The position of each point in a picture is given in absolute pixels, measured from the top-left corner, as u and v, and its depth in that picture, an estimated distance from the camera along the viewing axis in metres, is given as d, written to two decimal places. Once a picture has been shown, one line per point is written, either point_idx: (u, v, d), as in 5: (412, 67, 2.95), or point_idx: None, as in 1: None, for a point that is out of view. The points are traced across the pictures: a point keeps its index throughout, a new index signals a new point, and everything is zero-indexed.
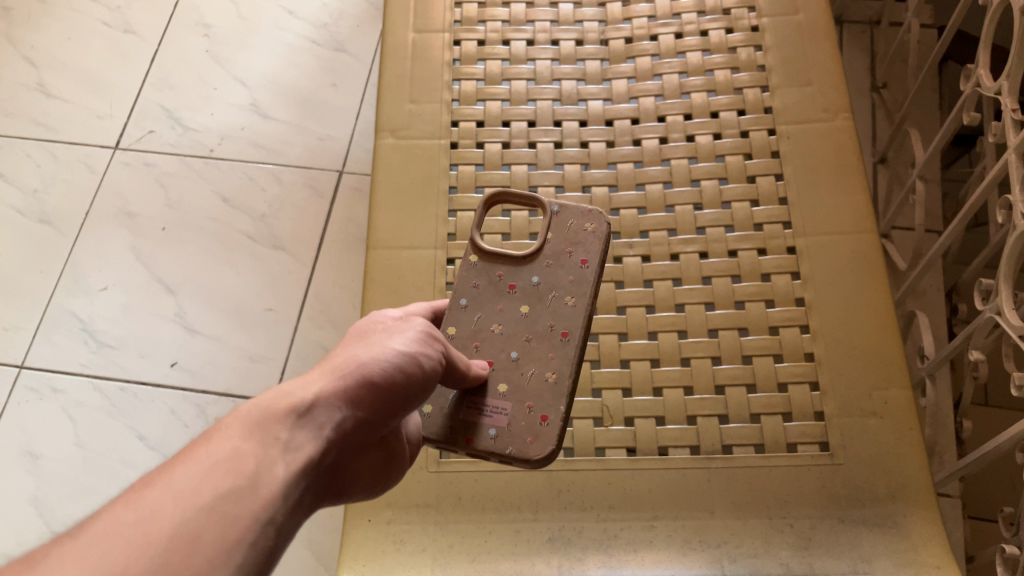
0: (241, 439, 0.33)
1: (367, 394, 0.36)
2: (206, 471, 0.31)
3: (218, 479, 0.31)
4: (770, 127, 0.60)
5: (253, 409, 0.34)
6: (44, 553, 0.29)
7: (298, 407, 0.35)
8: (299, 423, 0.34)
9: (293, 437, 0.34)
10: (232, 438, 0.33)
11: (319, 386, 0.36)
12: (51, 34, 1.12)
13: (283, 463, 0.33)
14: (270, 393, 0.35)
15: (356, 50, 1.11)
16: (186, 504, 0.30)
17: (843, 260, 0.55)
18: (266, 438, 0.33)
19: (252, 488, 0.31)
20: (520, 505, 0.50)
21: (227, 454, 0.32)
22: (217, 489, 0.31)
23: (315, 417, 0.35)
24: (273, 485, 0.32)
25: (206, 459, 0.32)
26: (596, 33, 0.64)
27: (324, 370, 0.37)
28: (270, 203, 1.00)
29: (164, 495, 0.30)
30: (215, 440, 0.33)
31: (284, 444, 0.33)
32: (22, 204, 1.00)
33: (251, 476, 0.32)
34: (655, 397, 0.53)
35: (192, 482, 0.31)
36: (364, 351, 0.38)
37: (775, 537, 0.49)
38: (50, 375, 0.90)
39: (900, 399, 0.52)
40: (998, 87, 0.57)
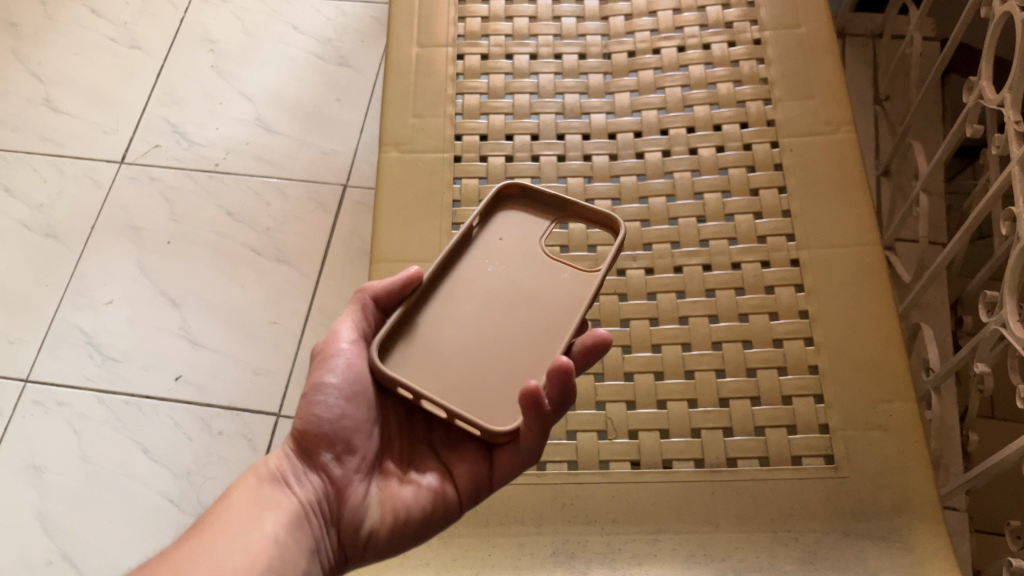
0: (226, 511, 0.43)
1: (312, 436, 0.45)
2: (200, 539, 0.41)
3: (211, 541, 0.41)
4: (773, 140, 0.60)
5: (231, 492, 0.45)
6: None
7: (266, 473, 0.45)
8: (270, 484, 0.44)
9: (269, 500, 0.44)
10: (218, 511, 0.43)
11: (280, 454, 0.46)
12: (58, 49, 1.13)
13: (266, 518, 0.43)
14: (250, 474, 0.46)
15: (361, 65, 1.11)
16: (188, 562, 0.39)
17: (847, 273, 0.55)
18: (249, 510, 0.43)
19: (242, 540, 0.41)
20: (524, 519, 0.50)
21: (216, 521, 0.42)
22: (209, 549, 0.40)
23: (281, 479, 0.45)
24: (261, 538, 0.42)
25: (199, 531, 0.41)
26: (598, 47, 0.64)
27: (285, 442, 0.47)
28: (275, 217, 1.01)
29: (167, 557, 0.40)
30: (211, 516, 0.43)
31: (265, 504, 0.44)
32: (29, 218, 1.00)
33: (240, 533, 0.41)
34: (659, 410, 0.53)
35: (187, 553, 0.40)
36: (300, 411, 0.46)
37: (780, 551, 0.48)
38: (55, 389, 0.90)
39: (905, 412, 0.51)
40: (1000, 100, 0.57)
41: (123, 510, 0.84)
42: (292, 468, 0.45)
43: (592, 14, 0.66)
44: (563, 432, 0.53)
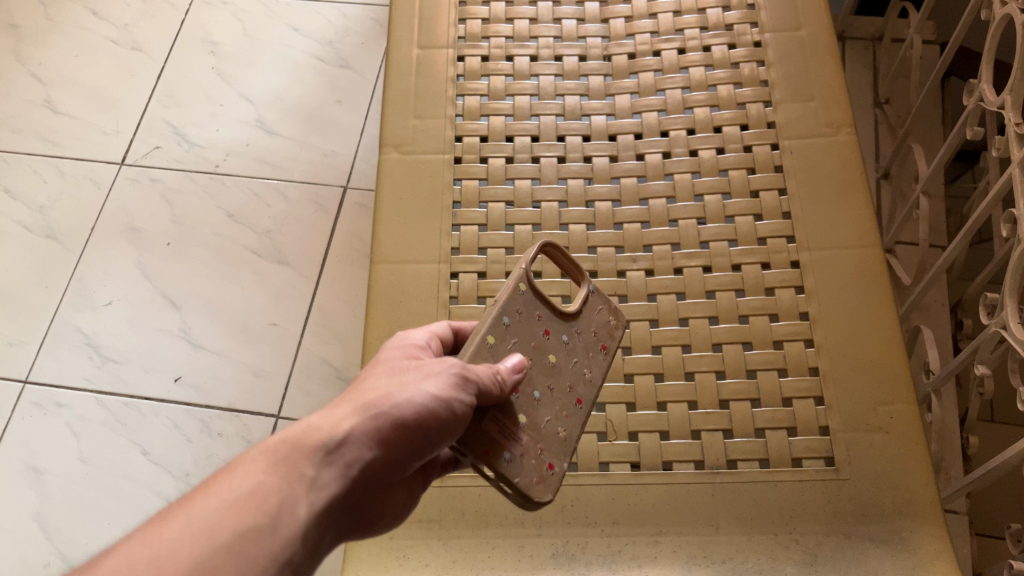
0: (261, 474, 0.34)
1: (400, 434, 0.36)
2: (225, 510, 0.33)
3: (237, 515, 0.33)
4: (773, 142, 0.60)
5: (274, 445, 0.36)
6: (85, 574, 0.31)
7: (326, 444, 0.36)
8: (327, 459, 0.36)
9: (318, 472, 0.35)
10: (252, 471, 0.35)
11: (351, 423, 0.36)
12: (58, 51, 1.13)
13: (307, 499, 0.35)
14: (297, 427, 0.36)
15: (362, 67, 1.11)
16: (206, 539, 0.32)
17: (847, 275, 0.55)
18: (292, 473, 0.35)
19: (273, 522, 0.33)
20: (524, 521, 0.50)
21: (248, 488, 0.34)
22: (232, 528, 0.32)
23: (339, 454, 0.36)
24: (294, 524, 0.34)
25: (226, 494, 0.33)
26: (599, 49, 0.64)
27: (357, 402, 0.37)
28: (275, 218, 1.01)
29: (183, 526, 0.32)
30: (238, 472, 0.34)
31: (309, 481, 0.35)
32: (30, 220, 1.00)
33: (275, 513, 0.34)
34: (659, 411, 0.53)
35: (213, 518, 0.33)
36: (399, 391, 0.37)
37: (781, 554, 0.48)
38: (55, 390, 0.90)
39: (906, 414, 0.51)
40: (1001, 101, 0.57)
41: (123, 513, 0.83)
42: (356, 449, 0.36)
43: (592, 16, 0.66)
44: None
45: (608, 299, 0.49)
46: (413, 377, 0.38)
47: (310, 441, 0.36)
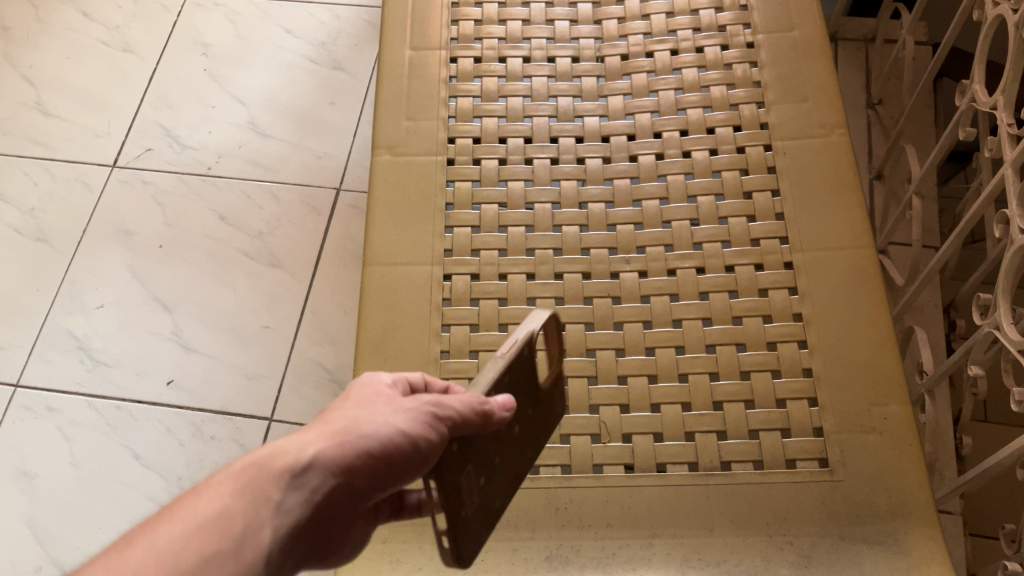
0: (227, 499, 0.33)
1: (365, 466, 0.35)
2: (189, 534, 0.31)
3: (201, 540, 0.31)
4: (766, 142, 0.60)
5: (242, 469, 0.34)
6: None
7: (292, 468, 0.34)
8: (292, 485, 0.34)
9: (283, 498, 0.34)
10: (218, 496, 0.33)
11: (318, 449, 0.35)
12: (49, 53, 1.12)
13: (272, 525, 0.33)
14: (264, 449, 0.35)
15: (354, 69, 1.11)
16: (168, 565, 0.30)
17: (840, 276, 0.55)
18: (257, 497, 0.33)
19: (236, 548, 0.32)
20: (517, 524, 0.50)
21: (213, 513, 0.32)
22: (195, 554, 0.31)
23: (304, 481, 0.34)
24: (256, 551, 0.32)
25: (191, 519, 0.32)
26: (591, 50, 0.64)
27: (324, 430, 0.36)
28: (267, 221, 1.00)
29: (145, 551, 0.31)
30: (202, 496, 0.33)
31: (274, 506, 0.34)
32: (20, 222, 1.00)
33: (237, 541, 0.32)
34: (653, 412, 0.52)
35: (177, 542, 0.31)
36: (368, 421, 0.36)
37: (775, 555, 0.48)
38: (45, 394, 0.89)
39: (899, 415, 0.51)
40: (994, 101, 0.56)
41: (114, 517, 0.83)
42: (320, 477, 0.35)
43: (585, 17, 0.65)
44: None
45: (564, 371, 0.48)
46: (384, 409, 0.37)
47: (275, 464, 0.34)
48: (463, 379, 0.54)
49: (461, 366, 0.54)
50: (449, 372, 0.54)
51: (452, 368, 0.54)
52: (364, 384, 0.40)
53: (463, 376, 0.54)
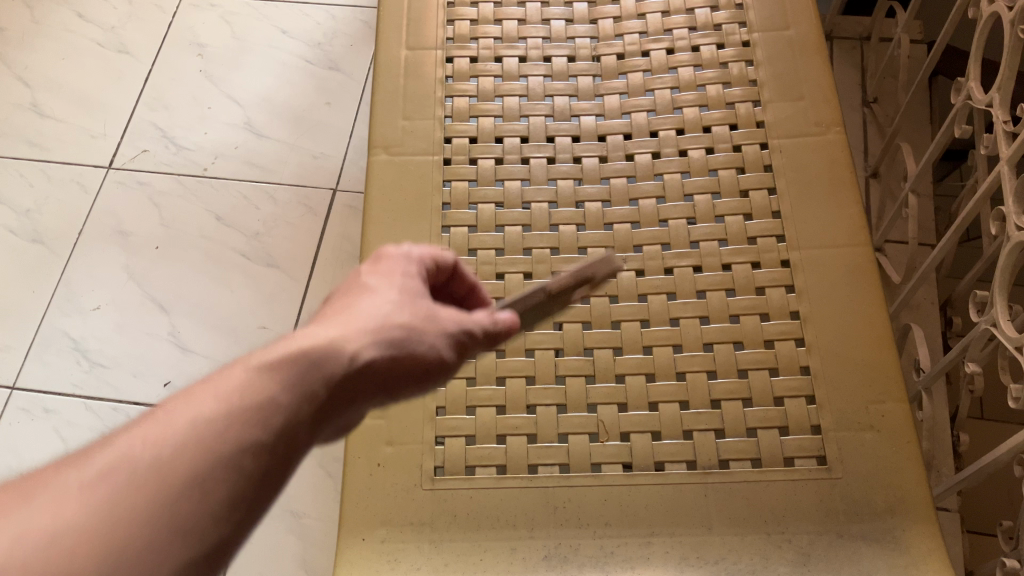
0: (274, 386, 0.30)
1: (401, 377, 0.34)
2: (232, 419, 0.28)
3: (243, 428, 0.28)
4: (762, 141, 0.60)
5: (292, 355, 0.31)
6: (65, 464, 0.27)
7: (343, 367, 0.32)
8: (340, 386, 0.32)
9: (327, 396, 0.31)
10: (265, 380, 0.30)
11: (368, 352, 0.32)
12: (44, 54, 1.12)
13: (309, 423, 0.31)
14: (313, 337, 0.32)
15: (350, 69, 1.11)
16: (209, 453, 0.27)
17: (837, 274, 0.55)
18: (306, 391, 0.30)
19: (277, 443, 0.29)
20: (516, 523, 0.50)
21: (259, 398, 0.29)
22: (239, 443, 0.28)
23: (348, 382, 0.32)
24: (292, 448, 0.30)
25: (236, 402, 0.29)
26: (588, 50, 0.64)
27: (373, 326, 0.33)
28: (264, 221, 1.00)
29: (185, 430, 0.28)
30: (246, 377, 0.30)
31: (317, 403, 0.31)
32: (16, 224, 1.00)
33: (280, 435, 0.29)
34: (651, 411, 0.52)
35: (219, 429, 0.28)
36: (415, 331, 0.34)
37: (773, 553, 0.48)
38: (42, 396, 0.89)
39: (897, 412, 0.51)
40: (989, 99, 0.57)
41: None
42: (362, 380, 0.32)
43: (580, 16, 0.65)
44: (464, 408, 0.53)
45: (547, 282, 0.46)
46: (431, 321, 0.35)
47: (328, 363, 0.31)
48: (461, 379, 0.53)
49: None
50: None
51: None
52: (394, 271, 0.37)
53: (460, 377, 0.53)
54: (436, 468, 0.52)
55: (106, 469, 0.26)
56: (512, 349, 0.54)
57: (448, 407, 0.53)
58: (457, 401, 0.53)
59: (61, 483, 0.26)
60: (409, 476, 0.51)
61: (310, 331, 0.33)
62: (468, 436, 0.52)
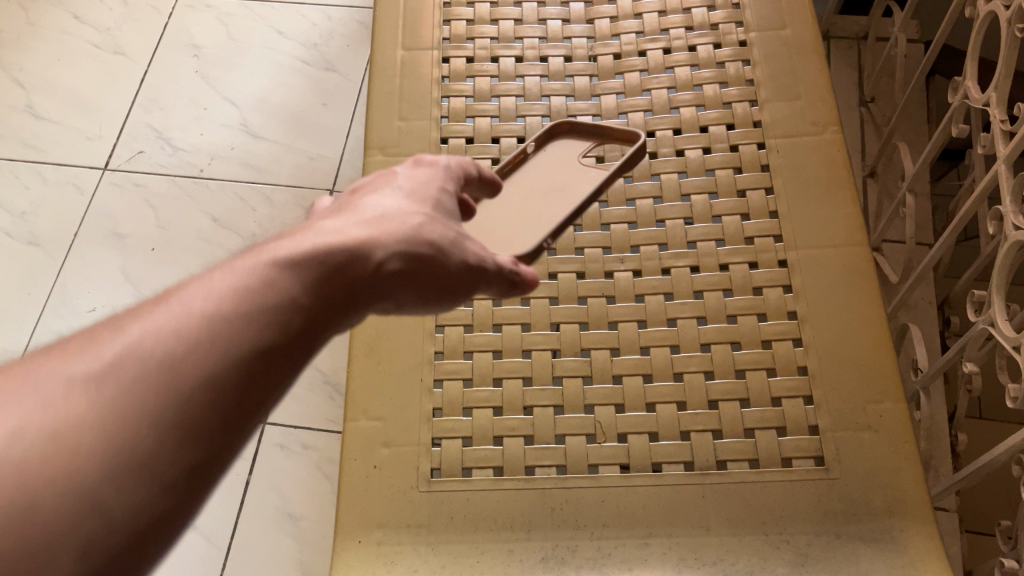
0: (292, 284, 0.30)
1: (421, 291, 0.35)
2: (246, 315, 0.29)
3: (256, 325, 0.29)
4: (760, 141, 0.60)
5: (315, 253, 0.31)
6: (76, 351, 0.27)
7: (366, 271, 0.32)
8: (361, 290, 0.32)
9: (345, 298, 0.32)
10: (285, 279, 0.30)
11: (396, 259, 0.33)
12: (39, 56, 1.12)
13: (326, 324, 0.31)
14: (338, 241, 0.32)
15: (347, 70, 1.11)
16: (220, 348, 0.28)
17: (834, 274, 0.55)
18: (322, 291, 0.31)
19: (287, 342, 0.29)
20: (513, 525, 0.50)
21: (273, 296, 0.29)
22: (254, 342, 0.28)
23: (370, 285, 0.32)
24: (303, 349, 0.30)
25: (251, 298, 0.29)
26: (584, 50, 0.64)
27: (400, 234, 0.34)
28: (261, 222, 1.00)
29: (197, 326, 0.28)
30: (263, 275, 0.30)
31: (334, 306, 0.31)
32: (11, 226, 0.99)
33: (292, 335, 0.29)
34: (648, 412, 0.52)
35: (232, 325, 0.28)
36: (442, 248, 0.35)
37: (771, 554, 0.48)
38: None
39: (894, 412, 0.51)
40: (986, 98, 0.56)
41: None
42: (383, 285, 0.33)
43: (577, 16, 0.65)
44: (461, 409, 0.53)
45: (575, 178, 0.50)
46: (455, 241, 0.36)
47: (352, 267, 0.32)
48: (457, 381, 0.53)
49: (455, 368, 0.54)
50: (443, 374, 0.54)
51: (446, 370, 0.54)
52: (420, 191, 0.38)
53: (457, 379, 0.53)
54: (432, 470, 0.51)
55: (116, 359, 0.27)
56: (509, 350, 0.54)
57: (445, 409, 0.53)
58: (454, 402, 0.53)
59: (70, 371, 0.26)
60: (406, 478, 0.51)
61: (337, 227, 0.33)
62: (465, 438, 0.52)
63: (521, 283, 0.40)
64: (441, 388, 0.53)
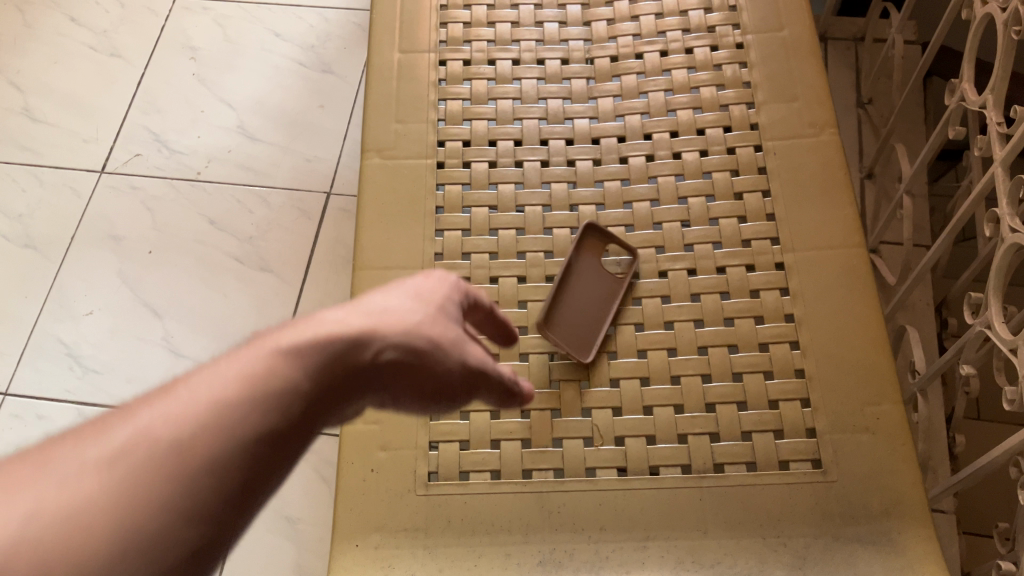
0: (296, 371, 0.30)
1: (414, 389, 0.35)
2: (252, 403, 0.29)
3: (261, 413, 0.29)
4: (757, 143, 0.60)
5: (318, 343, 0.31)
6: (86, 436, 0.28)
7: (365, 363, 0.32)
8: (358, 379, 0.32)
9: (342, 388, 0.32)
10: (289, 365, 0.30)
11: (394, 353, 0.33)
12: (36, 58, 1.12)
13: (321, 412, 0.31)
14: (341, 328, 0.32)
15: (344, 72, 1.11)
16: (227, 436, 0.28)
17: (832, 276, 0.55)
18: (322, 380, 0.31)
19: (286, 431, 0.30)
20: (511, 528, 0.50)
21: (278, 382, 0.30)
22: (256, 431, 0.29)
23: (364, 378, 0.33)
24: (300, 436, 0.31)
25: (258, 385, 0.29)
26: (581, 52, 0.64)
27: (403, 327, 0.34)
28: (258, 224, 1.00)
29: (207, 414, 0.28)
30: (268, 359, 0.30)
31: (330, 394, 0.32)
32: (8, 229, 0.99)
33: (293, 423, 0.30)
34: (645, 415, 0.52)
35: (239, 413, 0.29)
36: (441, 344, 0.35)
37: (769, 557, 0.48)
38: (35, 401, 0.89)
39: (892, 414, 0.51)
40: (983, 101, 0.56)
41: None
42: (379, 377, 0.33)
43: (574, 18, 0.65)
44: (459, 412, 0.53)
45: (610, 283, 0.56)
46: (455, 339, 0.36)
47: (350, 356, 0.32)
48: None
49: None
50: None
51: None
52: (422, 281, 0.37)
53: None
54: (430, 473, 0.51)
55: (128, 445, 0.27)
56: (506, 353, 0.54)
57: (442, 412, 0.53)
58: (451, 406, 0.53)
59: (84, 456, 0.27)
60: (403, 481, 0.51)
61: (337, 315, 0.33)
62: (462, 441, 0.52)
63: (515, 393, 0.41)
64: None
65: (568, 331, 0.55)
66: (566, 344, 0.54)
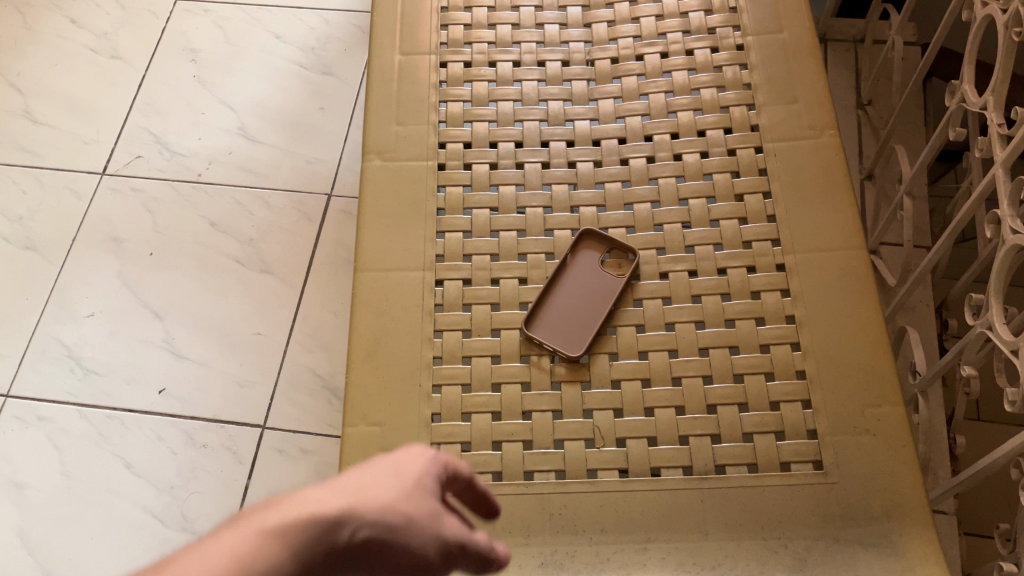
0: (277, 553, 0.25)
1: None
2: None
3: None
4: (757, 145, 0.60)
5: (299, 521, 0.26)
6: None
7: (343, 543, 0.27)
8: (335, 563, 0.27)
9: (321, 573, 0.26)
10: (272, 547, 0.25)
11: (369, 532, 0.28)
12: (37, 61, 1.12)
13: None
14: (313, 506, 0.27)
15: (345, 74, 1.11)
16: None
17: (832, 278, 0.55)
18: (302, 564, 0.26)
19: None
20: (512, 530, 0.50)
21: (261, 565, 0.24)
22: None
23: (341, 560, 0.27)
24: None
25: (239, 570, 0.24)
26: (582, 54, 0.64)
27: (377, 504, 0.29)
28: (258, 227, 1.00)
29: None
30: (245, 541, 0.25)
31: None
32: (9, 231, 0.99)
33: None
34: (647, 417, 0.52)
35: None
36: (418, 522, 0.30)
37: (770, 558, 0.48)
38: (36, 403, 0.89)
39: (892, 416, 0.51)
40: (983, 102, 0.56)
41: (106, 527, 0.83)
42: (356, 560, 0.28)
43: (574, 20, 0.65)
44: (460, 414, 0.53)
45: (606, 283, 0.56)
46: (434, 514, 0.31)
47: (328, 537, 0.27)
48: (456, 387, 0.53)
49: (454, 373, 0.54)
50: (442, 378, 0.54)
51: (445, 375, 0.54)
52: (396, 458, 0.32)
53: (456, 384, 0.53)
54: None
55: None
56: (507, 355, 0.54)
57: (444, 414, 0.53)
58: (453, 407, 0.53)
59: None
60: None
61: (310, 493, 0.28)
62: (464, 443, 0.52)
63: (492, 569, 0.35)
64: (440, 393, 0.53)
65: (556, 330, 0.55)
66: (553, 341, 0.54)
